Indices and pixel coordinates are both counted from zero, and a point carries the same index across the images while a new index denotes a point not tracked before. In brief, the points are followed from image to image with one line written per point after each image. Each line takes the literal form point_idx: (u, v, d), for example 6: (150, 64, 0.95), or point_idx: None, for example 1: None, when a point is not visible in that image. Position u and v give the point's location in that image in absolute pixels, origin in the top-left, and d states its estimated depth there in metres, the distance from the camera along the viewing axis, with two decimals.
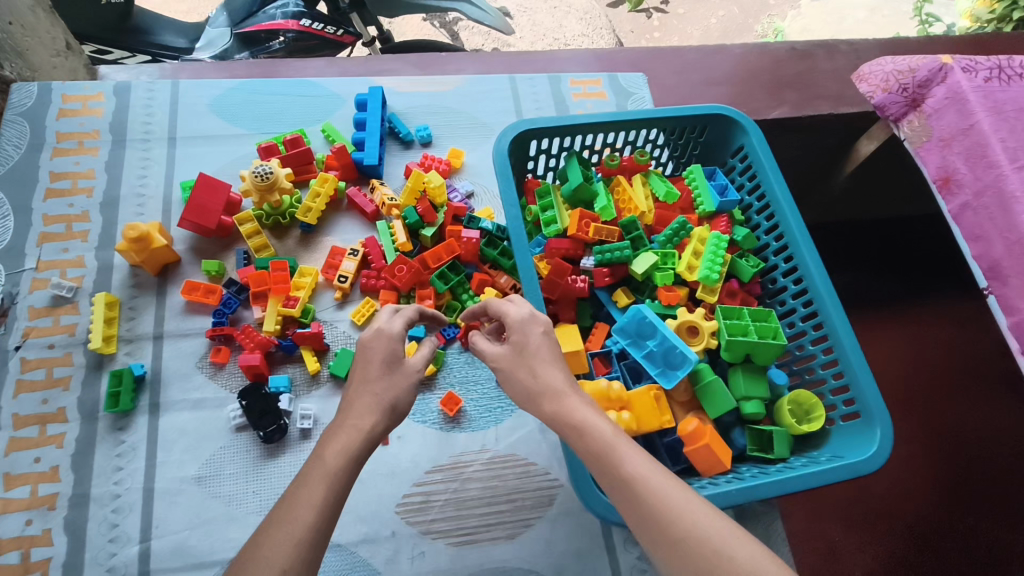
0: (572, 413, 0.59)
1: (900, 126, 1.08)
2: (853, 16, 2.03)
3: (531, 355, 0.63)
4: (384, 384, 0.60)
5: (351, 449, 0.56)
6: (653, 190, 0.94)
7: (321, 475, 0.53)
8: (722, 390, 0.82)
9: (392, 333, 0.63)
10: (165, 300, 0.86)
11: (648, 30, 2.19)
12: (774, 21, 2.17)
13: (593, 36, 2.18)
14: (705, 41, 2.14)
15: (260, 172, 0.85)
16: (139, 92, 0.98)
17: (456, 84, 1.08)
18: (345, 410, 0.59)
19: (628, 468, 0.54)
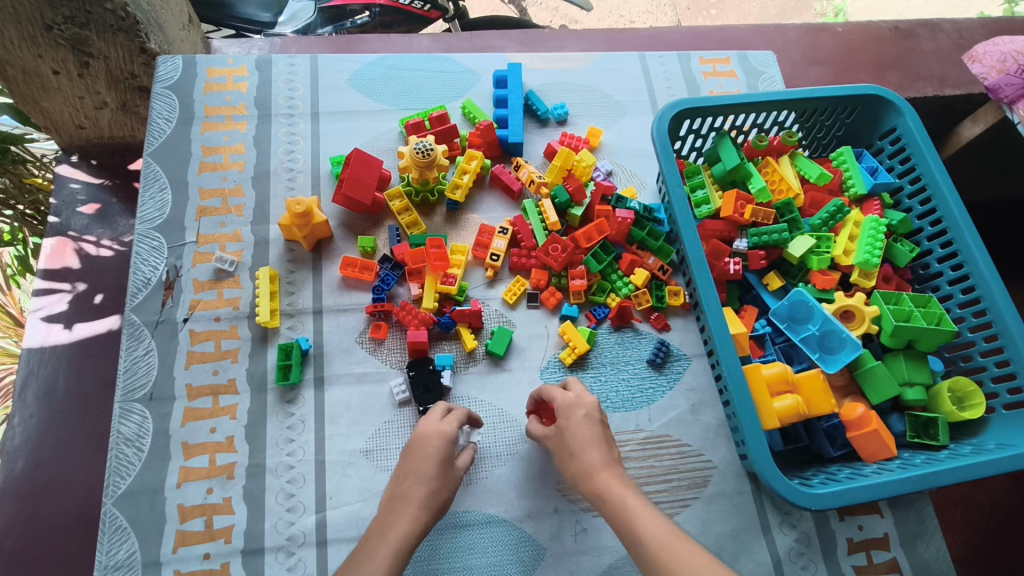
0: (604, 485, 0.65)
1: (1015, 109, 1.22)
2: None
3: (571, 436, 0.69)
4: (437, 480, 0.67)
5: (409, 540, 0.62)
6: (804, 172, 0.92)
7: (381, 551, 0.61)
8: (885, 374, 0.80)
9: (449, 434, 0.69)
10: (321, 275, 0.86)
11: (704, 7, 2.14)
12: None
13: (656, 13, 2.20)
14: (761, 19, 2.10)
15: (420, 148, 0.85)
16: (281, 67, 0.99)
17: (588, 62, 1.07)
18: (397, 504, 0.65)
19: (647, 535, 0.59)
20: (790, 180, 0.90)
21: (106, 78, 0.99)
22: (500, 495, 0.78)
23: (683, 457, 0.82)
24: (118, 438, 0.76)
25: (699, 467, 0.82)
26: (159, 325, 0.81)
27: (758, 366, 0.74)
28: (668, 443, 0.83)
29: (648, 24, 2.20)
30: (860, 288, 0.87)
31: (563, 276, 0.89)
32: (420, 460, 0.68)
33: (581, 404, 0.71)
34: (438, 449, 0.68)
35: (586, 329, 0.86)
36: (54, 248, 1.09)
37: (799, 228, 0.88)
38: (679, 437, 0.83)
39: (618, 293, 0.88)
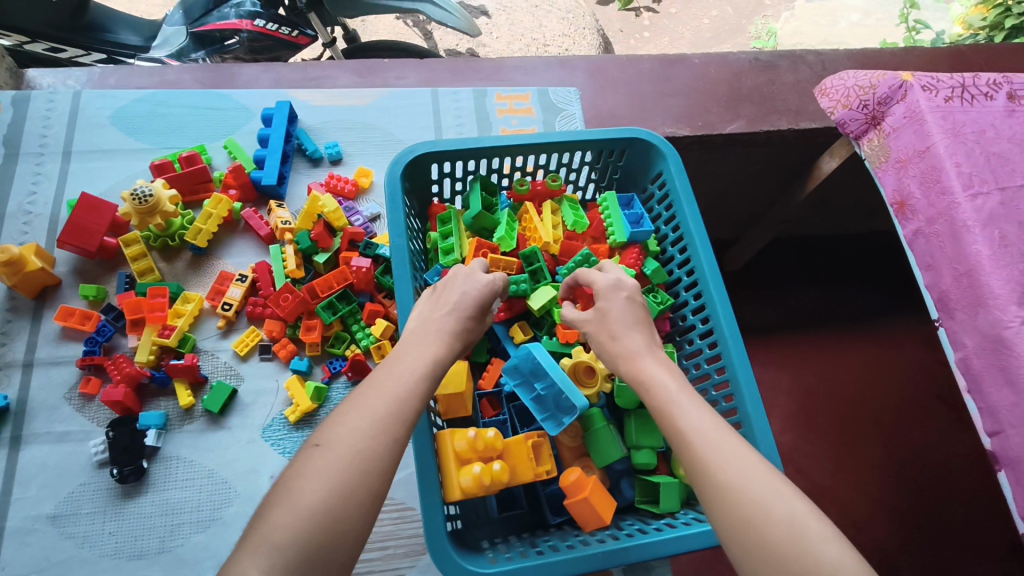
0: (641, 370, 0.61)
1: (861, 144, 1.04)
2: (846, 18, 2.05)
3: (616, 315, 0.66)
4: (473, 321, 0.64)
5: (439, 363, 0.59)
6: (562, 219, 0.89)
7: (422, 369, 0.57)
8: (610, 437, 0.76)
9: (489, 285, 0.67)
10: (40, 325, 0.82)
11: (637, 30, 2.29)
12: (768, 22, 2.25)
13: (575, 40, 2.19)
14: (694, 42, 2.25)
15: (140, 195, 0.81)
16: (39, 103, 0.96)
17: (375, 98, 1.04)
18: (423, 327, 0.61)
19: (682, 424, 0.55)
20: (542, 232, 0.86)
21: None
22: (194, 564, 0.73)
23: (403, 522, 0.78)
24: None
25: (419, 533, 0.78)
26: None
27: (449, 432, 0.70)
28: (390, 506, 0.79)
29: (562, 48, 2.19)
30: None
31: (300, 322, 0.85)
32: (461, 295, 0.64)
33: (623, 286, 0.68)
34: (477, 293, 0.65)
35: (313, 384, 0.81)
36: None
37: (545, 278, 0.84)
38: (403, 501, 0.79)
39: (357, 344, 0.84)
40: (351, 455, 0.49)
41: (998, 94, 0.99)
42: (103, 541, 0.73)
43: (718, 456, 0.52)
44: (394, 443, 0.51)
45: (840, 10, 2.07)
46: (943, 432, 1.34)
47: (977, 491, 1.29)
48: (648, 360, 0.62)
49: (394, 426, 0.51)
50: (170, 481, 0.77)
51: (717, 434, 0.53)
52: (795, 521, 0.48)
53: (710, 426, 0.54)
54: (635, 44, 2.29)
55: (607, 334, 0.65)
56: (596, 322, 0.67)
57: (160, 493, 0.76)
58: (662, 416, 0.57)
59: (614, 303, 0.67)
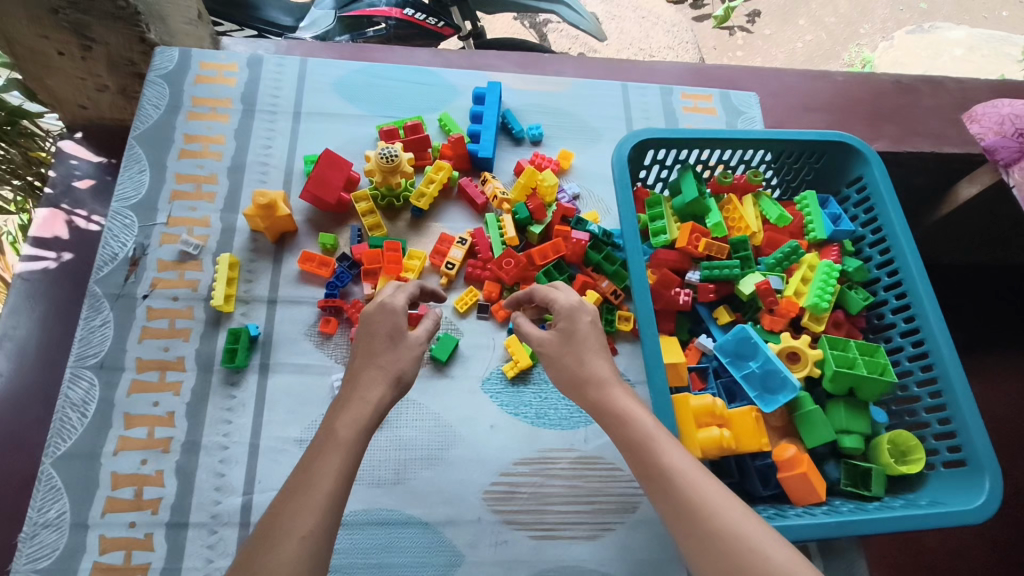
0: (617, 403, 0.65)
1: (1010, 172, 1.09)
2: (950, 52, 2.20)
3: (581, 342, 0.69)
4: (387, 357, 0.65)
5: (360, 421, 0.60)
6: (765, 213, 0.93)
7: (337, 445, 0.57)
8: (823, 420, 0.80)
9: (395, 308, 0.69)
10: (281, 267, 0.89)
11: (731, 48, 2.35)
12: (861, 51, 2.32)
13: (678, 49, 2.32)
14: (787, 63, 2.31)
15: (385, 154, 0.88)
16: (270, 67, 1.03)
17: (568, 86, 1.09)
18: (351, 384, 0.63)
19: (664, 462, 0.58)
20: (749, 220, 0.91)
21: (107, 63, 1.05)
22: (424, 498, 0.79)
23: (612, 480, 0.82)
24: (65, 402, 0.79)
25: (627, 493, 0.82)
26: (119, 298, 0.85)
27: (685, 395, 0.75)
28: (599, 465, 0.83)
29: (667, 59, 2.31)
30: (809, 332, 0.88)
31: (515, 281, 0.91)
32: (380, 344, 0.66)
33: (585, 309, 0.72)
34: (394, 324, 0.67)
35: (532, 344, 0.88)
36: (46, 218, 1.14)
37: (752, 266, 0.89)
38: (611, 461, 0.84)
39: None
40: (281, 563, 0.48)
41: None
42: None
43: (707, 499, 0.55)
44: (305, 537, 0.50)
45: (942, 45, 2.21)
46: None
47: None
48: (624, 395, 0.65)
49: (316, 520, 0.51)
50: (400, 419, 0.83)
51: (699, 476, 0.57)
52: (789, 565, 0.50)
53: (692, 467, 0.58)
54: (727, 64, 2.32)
55: (575, 358, 0.69)
56: (562, 346, 0.70)
57: (392, 429, 0.82)
58: (642, 452, 0.60)
59: (579, 325, 0.71)
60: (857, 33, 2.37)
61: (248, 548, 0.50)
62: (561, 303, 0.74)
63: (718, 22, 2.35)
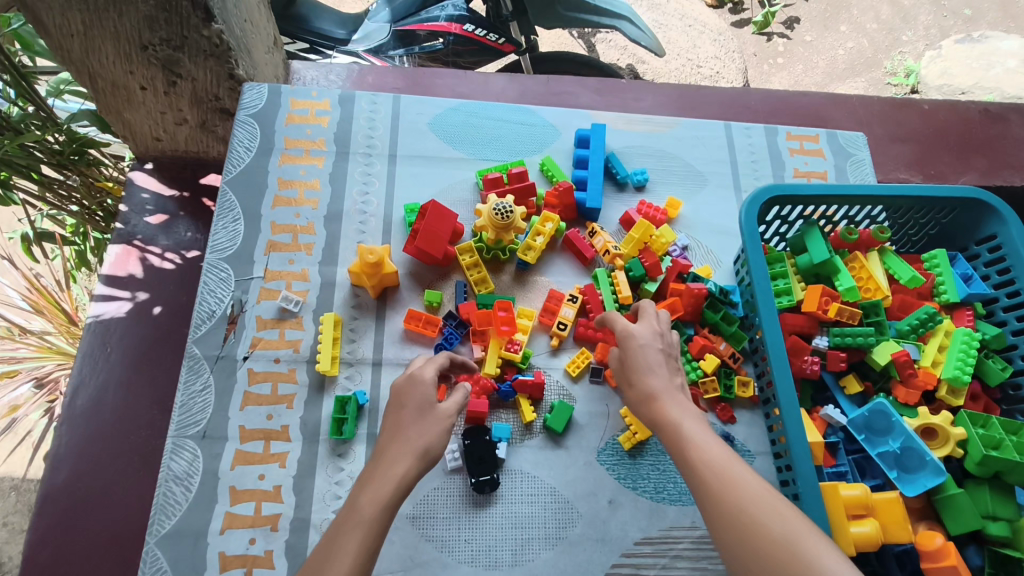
0: (662, 414, 0.63)
1: None
2: (1003, 63, 2.15)
3: (631, 364, 0.68)
4: (415, 430, 0.63)
5: (384, 497, 0.58)
6: (894, 272, 0.88)
7: (358, 524, 0.56)
8: (968, 503, 0.75)
9: (423, 380, 0.68)
10: (385, 324, 0.85)
11: (772, 55, 2.34)
12: (904, 58, 2.32)
13: (724, 60, 2.27)
14: (830, 72, 2.30)
15: (500, 210, 0.83)
16: (363, 105, 0.99)
17: (672, 127, 1.04)
18: (379, 458, 0.62)
19: (694, 459, 0.57)
20: (880, 280, 0.86)
21: (190, 98, 1.02)
22: None
23: None
24: (167, 474, 0.74)
25: None
26: (219, 360, 0.80)
27: (834, 484, 0.70)
28: None
29: (715, 72, 2.25)
30: (945, 404, 0.83)
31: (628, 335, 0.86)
32: (411, 415, 0.65)
33: (639, 336, 0.69)
34: (421, 398, 0.66)
35: None
36: (119, 256, 1.09)
37: (883, 332, 0.85)
38: None
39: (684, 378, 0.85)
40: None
41: None
42: (461, 547, 0.75)
43: (723, 480, 0.54)
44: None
45: (994, 56, 2.16)
46: None
47: None
48: (668, 402, 0.64)
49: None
50: (514, 494, 0.78)
51: (726, 465, 0.55)
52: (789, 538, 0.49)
53: (722, 457, 0.56)
54: (768, 70, 2.33)
55: (629, 382, 0.68)
56: (620, 374, 0.69)
57: (507, 505, 0.78)
58: (675, 449, 0.60)
59: (632, 350, 0.69)
60: (902, 39, 2.35)
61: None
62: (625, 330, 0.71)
63: (758, 30, 2.33)
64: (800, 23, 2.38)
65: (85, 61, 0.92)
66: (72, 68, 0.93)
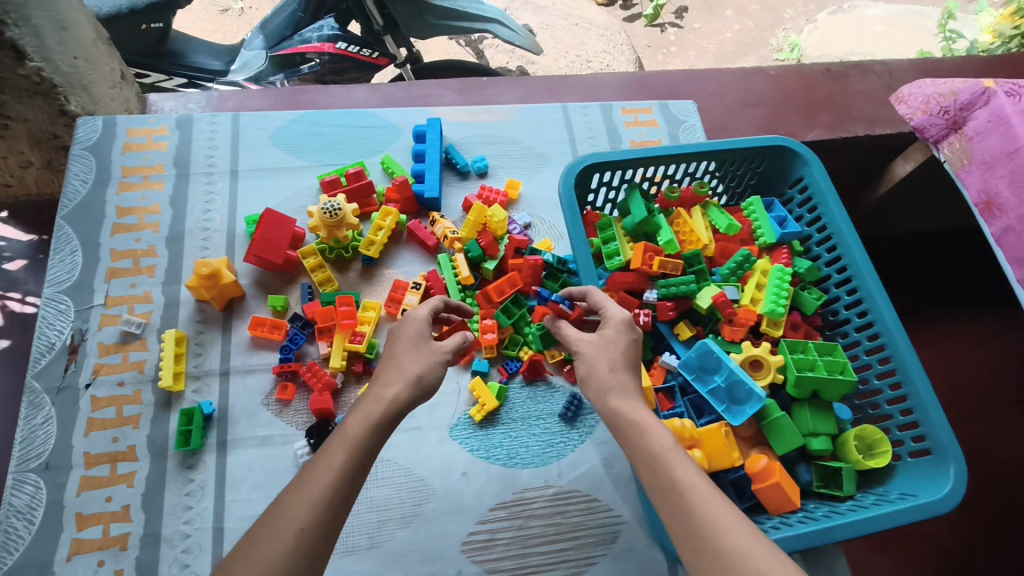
0: (619, 413, 0.63)
1: (942, 147, 1.22)
2: (871, 29, 2.31)
3: (618, 352, 0.69)
4: (413, 358, 0.66)
5: (372, 417, 0.60)
6: (713, 222, 0.94)
7: (356, 431, 0.58)
8: (789, 426, 0.81)
9: (424, 322, 0.70)
10: (231, 335, 0.86)
11: (665, 45, 2.44)
12: (789, 35, 2.40)
13: (614, 53, 2.37)
14: (721, 57, 2.38)
15: (328, 208, 0.85)
16: (202, 125, 1.00)
17: (512, 114, 1.09)
18: (375, 380, 0.64)
19: (678, 477, 0.56)
20: (699, 232, 0.91)
21: (28, 139, 1.02)
22: (402, 559, 0.76)
23: (592, 512, 0.81)
24: (8, 511, 0.74)
25: (608, 523, 0.81)
26: (61, 391, 0.80)
27: (657, 421, 0.75)
28: (577, 498, 0.82)
29: (604, 64, 2.36)
30: (769, 337, 0.89)
31: (473, 311, 0.89)
32: (404, 345, 0.68)
33: (632, 327, 0.71)
34: (418, 335, 0.69)
35: (496, 384, 0.86)
36: None
37: (706, 279, 0.90)
38: (589, 492, 0.82)
39: (530, 346, 0.89)
40: (279, 538, 0.50)
41: None
42: None
43: (710, 519, 0.52)
44: (301, 532, 0.51)
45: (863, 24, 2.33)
46: None
47: None
48: (628, 403, 0.64)
49: (315, 513, 0.52)
50: (371, 479, 0.80)
51: (711, 500, 0.54)
52: None
53: (710, 493, 0.54)
54: (663, 59, 2.43)
55: (607, 363, 0.68)
56: (596, 349, 0.69)
57: (365, 491, 0.79)
58: (651, 469, 0.58)
59: (618, 335, 0.70)
60: (784, 18, 2.43)
61: (243, 539, 0.51)
62: (611, 311, 0.73)
63: (649, 23, 2.44)
64: (688, 11, 2.46)
65: None
66: None
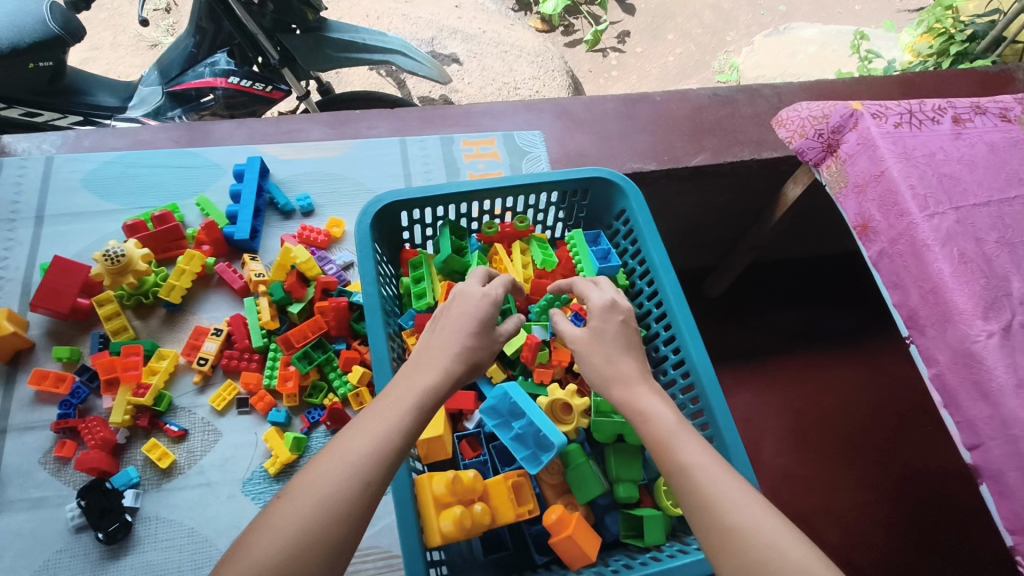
0: (636, 397, 0.63)
1: (821, 171, 1.10)
2: (806, 50, 2.28)
3: (616, 341, 0.68)
4: (475, 329, 0.65)
5: (434, 386, 0.60)
6: (532, 258, 0.92)
7: (411, 402, 0.57)
8: (591, 473, 0.77)
9: (495, 299, 0.68)
10: (13, 390, 0.82)
11: (606, 70, 2.47)
12: (730, 57, 2.46)
13: (546, 79, 2.32)
14: (661, 77, 2.43)
15: (112, 255, 0.82)
16: (10, 170, 0.97)
17: (343, 150, 1.07)
18: (429, 348, 0.63)
19: (682, 459, 0.56)
20: (513, 273, 0.89)
21: None
22: None
23: (390, 570, 0.76)
24: None
25: None
26: None
27: (430, 475, 0.69)
28: (374, 555, 0.77)
29: (533, 91, 2.29)
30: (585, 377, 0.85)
31: (276, 359, 0.86)
32: (455, 312, 0.66)
33: (618, 310, 0.70)
34: (487, 301, 0.67)
35: (292, 435, 0.81)
36: None
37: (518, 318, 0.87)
38: (388, 548, 0.78)
39: (334, 393, 0.85)
40: (326, 492, 0.50)
41: (943, 118, 1.07)
42: None
43: (724, 494, 0.53)
44: (368, 482, 0.51)
45: (799, 46, 2.29)
46: (925, 448, 1.35)
47: (963, 506, 1.29)
48: (633, 393, 0.63)
49: (375, 466, 0.52)
50: (148, 541, 0.76)
51: (723, 476, 0.55)
52: (800, 559, 0.49)
53: (715, 469, 0.55)
54: (604, 84, 2.46)
55: (602, 358, 0.67)
56: (591, 345, 0.68)
57: (140, 554, 0.75)
58: (664, 450, 0.58)
59: (610, 326, 0.69)
60: (726, 40, 2.50)
61: (277, 499, 0.51)
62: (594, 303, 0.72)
63: (590, 48, 2.44)
64: (629, 37, 2.54)
65: None
66: None
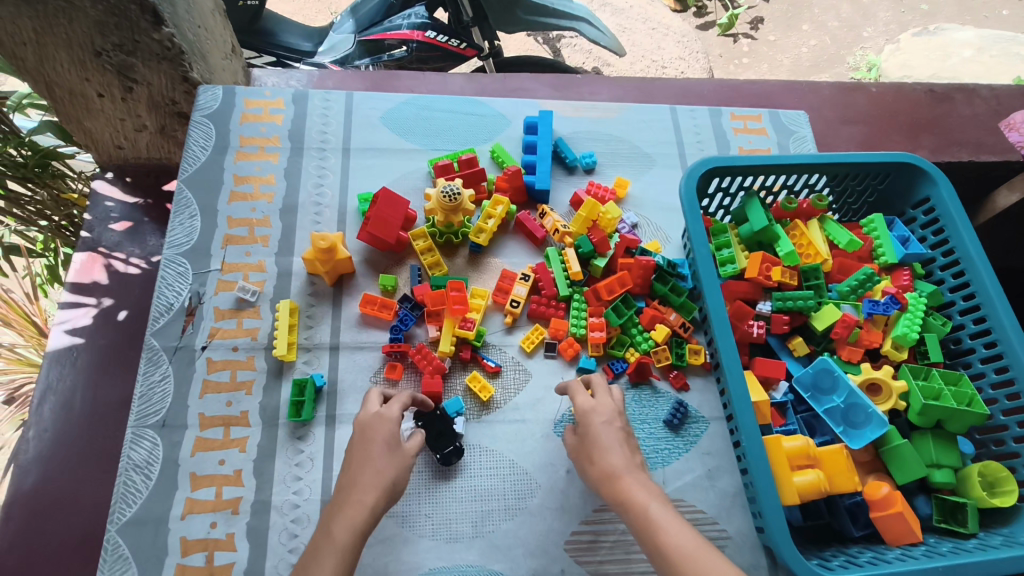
0: (626, 494, 0.62)
1: None
2: (957, 54, 1.93)
3: (594, 437, 0.67)
4: (384, 464, 0.64)
5: (357, 525, 0.60)
6: (834, 238, 0.90)
7: (332, 551, 0.58)
8: (912, 454, 0.78)
9: (393, 420, 0.67)
10: (341, 310, 0.87)
11: (737, 56, 2.15)
12: (868, 54, 2.13)
13: (688, 61, 2.11)
14: (794, 70, 2.11)
15: (448, 192, 0.86)
16: (316, 102, 1.01)
17: (618, 112, 1.07)
18: (347, 485, 0.63)
19: (667, 548, 0.57)
20: (819, 246, 0.89)
21: (147, 103, 1.01)
22: (506, 551, 0.75)
23: (698, 524, 0.79)
24: (128, 464, 0.75)
25: (714, 537, 0.78)
26: (177, 351, 0.82)
27: (778, 437, 0.73)
28: (682, 507, 0.80)
29: (679, 71, 2.10)
30: (890, 359, 0.86)
31: (581, 309, 0.89)
32: (367, 448, 0.65)
33: (599, 410, 0.69)
34: (381, 437, 0.66)
35: None
36: (84, 263, 1.08)
37: (823, 295, 0.88)
38: (694, 503, 0.80)
39: (637, 349, 0.87)
40: None
41: None
42: (422, 523, 0.76)
43: None
44: None
45: (951, 47, 1.95)
46: None
47: None
48: (632, 483, 0.63)
49: None
50: (476, 467, 0.80)
51: (702, 559, 0.56)
52: None
53: (694, 552, 0.56)
54: (734, 70, 2.14)
55: (588, 459, 0.67)
56: (580, 448, 0.69)
57: (469, 478, 0.79)
58: (650, 544, 0.59)
59: (592, 426, 0.68)
60: (862, 35, 2.16)
61: None
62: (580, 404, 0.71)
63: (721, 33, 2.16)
64: (763, 23, 2.19)
65: (40, 69, 0.91)
66: (29, 78, 0.92)
